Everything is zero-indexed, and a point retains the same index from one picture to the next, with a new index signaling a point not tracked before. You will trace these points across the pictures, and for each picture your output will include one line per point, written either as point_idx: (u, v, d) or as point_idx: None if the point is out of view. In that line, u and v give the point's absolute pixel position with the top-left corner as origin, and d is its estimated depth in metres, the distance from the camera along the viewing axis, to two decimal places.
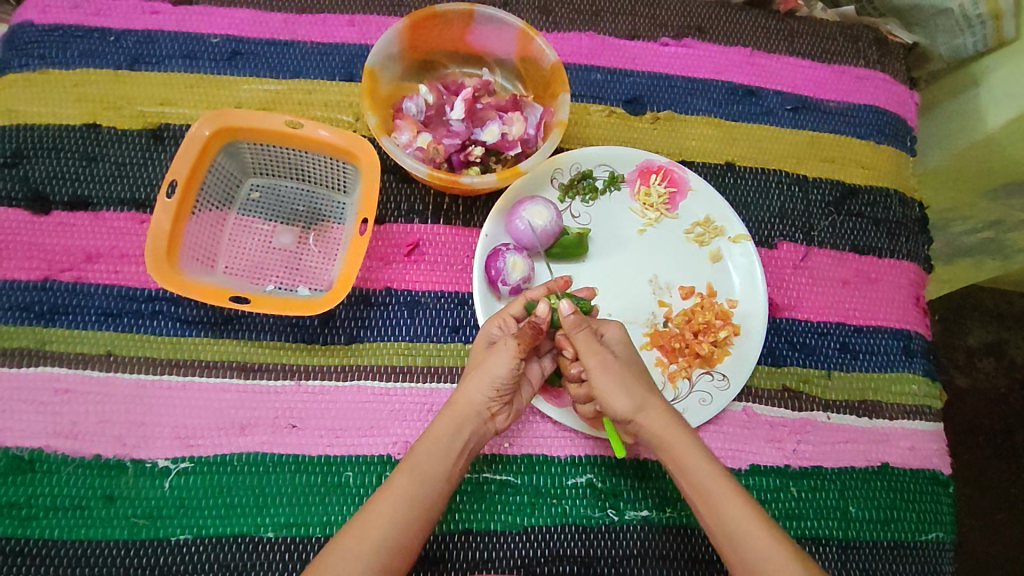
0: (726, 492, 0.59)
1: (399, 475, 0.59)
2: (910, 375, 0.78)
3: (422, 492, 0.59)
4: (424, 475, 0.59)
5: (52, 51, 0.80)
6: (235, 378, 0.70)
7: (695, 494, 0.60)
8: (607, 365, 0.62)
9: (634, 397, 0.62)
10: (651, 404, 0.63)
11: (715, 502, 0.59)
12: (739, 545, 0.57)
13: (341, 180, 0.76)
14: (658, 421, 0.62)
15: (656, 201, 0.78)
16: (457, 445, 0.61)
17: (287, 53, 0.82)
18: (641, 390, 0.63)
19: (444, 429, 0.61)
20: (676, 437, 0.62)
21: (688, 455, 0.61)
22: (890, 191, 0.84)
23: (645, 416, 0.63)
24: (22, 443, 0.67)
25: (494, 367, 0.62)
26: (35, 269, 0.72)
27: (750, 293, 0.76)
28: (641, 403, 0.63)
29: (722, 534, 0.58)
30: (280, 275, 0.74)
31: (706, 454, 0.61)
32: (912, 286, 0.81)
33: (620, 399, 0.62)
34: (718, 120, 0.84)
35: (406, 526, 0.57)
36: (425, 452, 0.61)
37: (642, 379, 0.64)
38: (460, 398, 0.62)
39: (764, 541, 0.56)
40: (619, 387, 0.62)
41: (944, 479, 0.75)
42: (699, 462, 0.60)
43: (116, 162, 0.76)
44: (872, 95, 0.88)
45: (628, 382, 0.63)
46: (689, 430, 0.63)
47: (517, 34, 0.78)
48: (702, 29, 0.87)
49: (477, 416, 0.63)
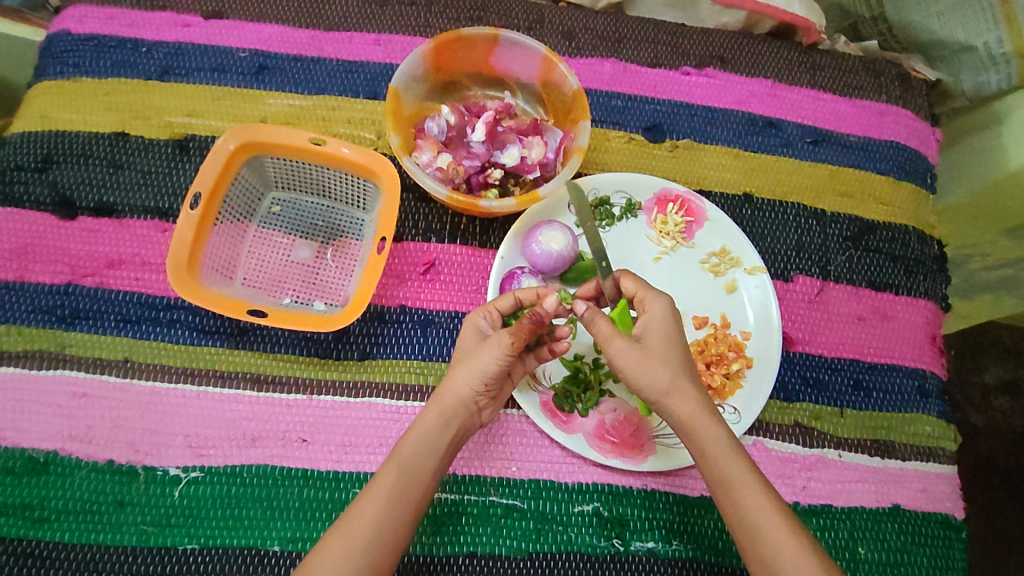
0: (752, 487, 0.57)
1: (385, 472, 0.59)
2: (923, 416, 0.77)
3: (408, 489, 0.58)
4: (410, 474, 0.59)
5: (87, 60, 0.82)
6: (249, 390, 0.71)
7: (717, 483, 0.58)
8: (631, 350, 0.59)
9: (660, 379, 0.59)
10: (679, 389, 0.59)
11: (739, 495, 0.57)
12: (757, 539, 0.56)
13: (361, 197, 0.77)
14: (686, 405, 0.59)
15: (673, 229, 0.79)
16: (444, 440, 0.61)
17: (313, 69, 0.84)
18: (670, 373, 0.59)
19: (431, 422, 0.61)
20: (701, 420, 0.59)
21: (714, 444, 0.58)
22: (908, 228, 0.84)
23: (673, 400, 0.59)
24: (39, 445, 0.68)
25: (485, 362, 0.60)
26: (59, 273, 0.73)
27: (765, 326, 0.76)
28: (669, 386, 0.59)
29: (741, 526, 0.57)
30: (296, 289, 0.75)
31: (734, 446, 0.58)
32: (928, 325, 0.81)
33: (649, 380, 0.59)
34: (738, 150, 0.85)
35: (395, 524, 0.57)
36: (413, 447, 0.60)
37: (675, 362, 0.60)
38: (448, 391, 0.61)
39: (786, 538, 0.55)
40: (650, 369, 0.59)
41: (956, 524, 0.74)
42: (726, 452, 0.58)
43: (141, 170, 0.78)
44: (893, 131, 0.88)
45: (655, 364, 0.59)
46: (719, 419, 0.59)
47: (540, 59, 0.79)
48: (724, 59, 0.88)
49: (464, 409, 0.62)
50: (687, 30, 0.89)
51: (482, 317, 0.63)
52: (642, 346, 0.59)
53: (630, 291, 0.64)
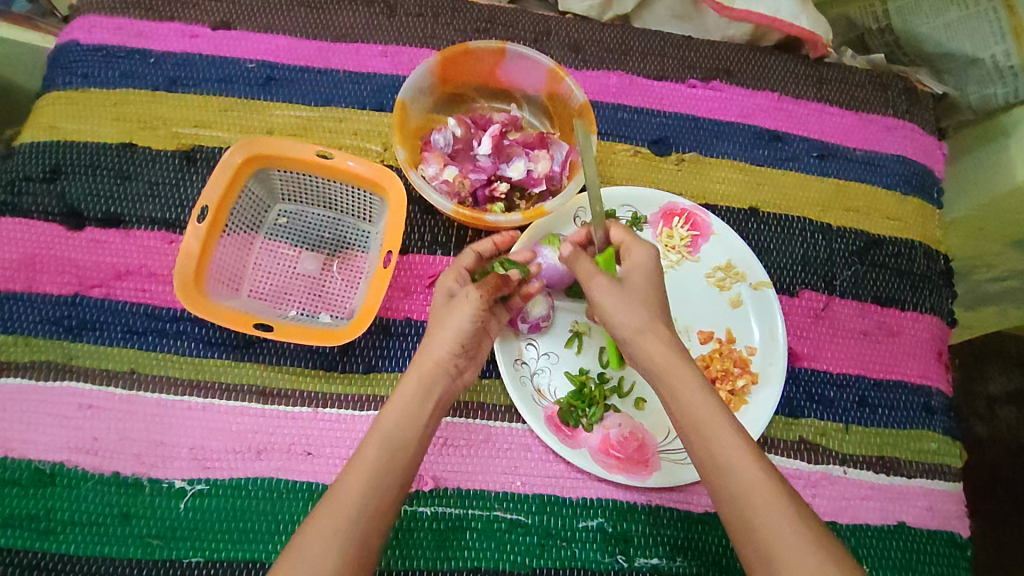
0: (724, 431, 0.57)
1: (369, 443, 0.58)
2: (929, 433, 0.77)
3: (393, 457, 0.58)
4: (395, 443, 0.58)
5: (95, 71, 0.82)
6: (254, 403, 0.71)
7: (687, 423, 0.58)
8: (611, 286, 0.62)
9: (636, 316, 0.61)
10: (654, 329, 0.61)
11: (705, 428, 0.57)
12: (725, 471, 0.55)
13: (367, 209, 0.77)
14: (658, 347, 0.60)
15: (678, 243, 0.79)
16: (426, 405, 0.61)
17: (320, 81, 0.84)
18: (647, 312, 0.61)
19: (412, 389, 0.61)
20: (672, 358, 0.60)
21: (680, 378, 0.59)
22: (914, 242, 0.84)
23: (646, 338, 0.61)
24: (45, 457, 0.68)
25: (460, 321, 0.62)
26: (67, 283, 0.74)
27: (770, 343, 0.75)
28: (644, 325, 0.61)
29: (711, 470, 0.56)
30: (302, 302, 0.75)
31: (707, 392, 0.59)
32: (934, 341, 0.81)
33: (625, 315, 0.61)
34: (744, 163, 0.85)
35: (383, 494, 0.56)
36: (395, 416, 0.60)
37: (653, 305, 0.62)
38: (426, 355, 0.62)
39: (758, 480, 0.54)
40: (627, 305, 0.61)
41: (962, 543, 0.74)
42: (698, 397, 0.58)
43: (149, 181, 0.78)
44: (900, 145, 0.88)
45: (633, 302, 0.61)
46: (692, 366, 0.60)
47: (546, 73, 0.79)
48: (730, 72, 0.88)
49: (444, 373, 0.63)
50: (694, 42, 0.89)
51: (452, 280, 0.66)
52: (622, 285, 0.62)
53: (617, 240, 0.67)
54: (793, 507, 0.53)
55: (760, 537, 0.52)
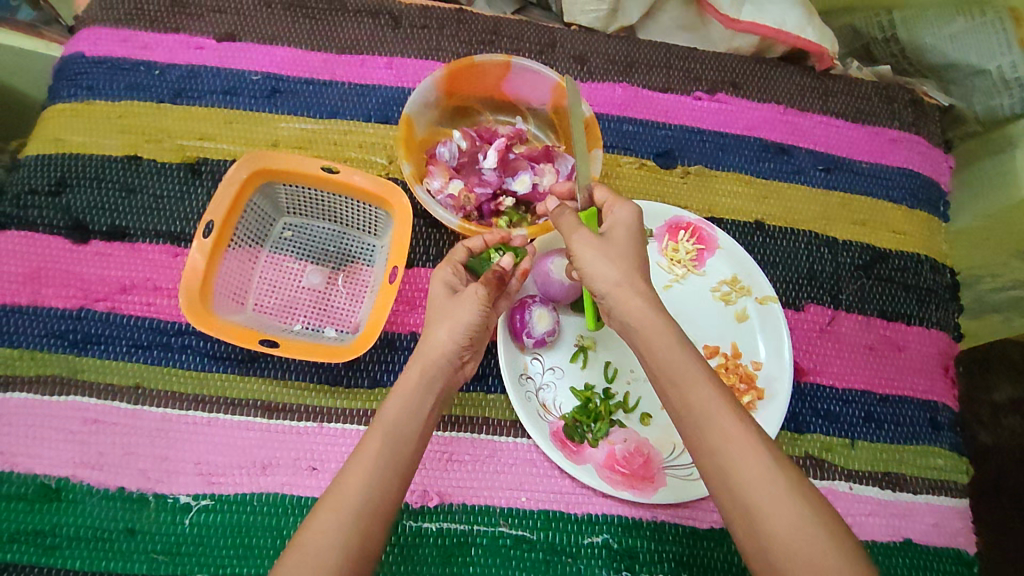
0: (700, 382, 0.53)
1: (370, 438, 0.55)
2: (935, 448, 0.77)
3: (395, 453, 0.55)
4: (398, 437, 0.56)
5: (100, 83, 0.82)
6: (260, 418, 0.71)
7: (663, 377, 0.54)
8: (591, 241, 0.58)
9: (614, 270, 0.57)
10: (632, 283, 0.57)
11: (682, 381, 0.53)
12: (703, 423, 0.52)
13: (372, 223, 0.77)
14: (636, 300, 0.56)
15: (683, 257, 0.79)
16: (429, 398, 0.59)
17: (325, 93, 0.84)
18: (626, 266, 0.57)
19: (414, 381, 0.59)
20: (651, 312, 0.56)
21: (658, 332, 0.55)
22: (921, 256, 0.83)
23: (624, 292, 0.57)
24: (50, 472, 0.68)
25: (464, 315, 0.61)
26: (72, 297, 0.74)
27: (777, 358, 0.75)
28: (623, 279, 0.57)
29: (686, 420, 0.53)
30: (307, 316, 0.75)
31: (683, 342, 0.55)
32: (941, 355, 0.80)
33: (605, 269, 0.57)
34: (749, 176, 0.84)
35: (386, 491, 0.54)
36: (397, 409, 0.57)
37: (633, 261, 0.59)
38: (430, 349, 0.60)
39: (736, 431, 0.51)
40: (609, 258, 0.58)
41: (969, 560, 0.74)
42: (674, 349, 0.54)
43: (154, 194, 0.78)
44: (906, 158, 0.87)
45: (614, 256, 0.58)
46: (668, 316, 0.56)
47: (552, 86, 0.79)
48: (736, 84, 0.88)
49: (447, 367, 0.60)
50: (699, 55, 0.89)
51: (450, 274, 0.65)
52: (604, 240, 0.59)
53: (601, 201, 0.64)
54: (773, 458, 0.50)
55: (735, 488, 0.50)
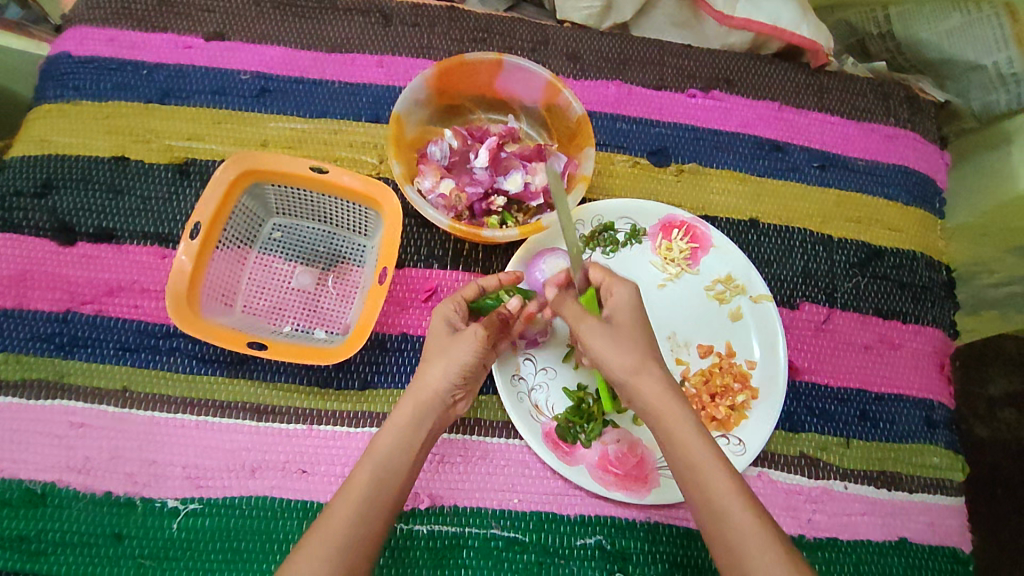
0: (717, 472, 0.55)
1: (359, 472, 0.57)
2: (931, 447, 0.76)
3: (382, 489, 0.56)
4: (388, 472, 0.57)
5: (87, 83, 0.81)
6: (248, 420, 0.70)
7: (684, 468, 0.57)
8: (599, 329, 0.60)
9: (629, 358, 0.58)
10: (648, 369, 0.58)
11: (700, 472, 0.56)
12: (720, 516, 0.54)
13: (362, 224, 0.76)
14: (654, 388, 0.58)
15: (677, 256, 0.78)
16: (419, 435, 0.59)
17: (315, 92, 0.83)
18: (638, 352, 0.59)
19: (407, 417, 0.59)
20: (668, 400, 0.58)
21: (680, 422, 0.57)
22: (916, 254, 0.83)
23: (641, 380, 0.58)
24: (35, 477, 0.67)
25: (460, 354, 0.60)
26: (58, 300, 0.73)
27: (771, 357, 0.74)
28: (639, 366, 0.58)
29: (705, 513, 0.55)
30: (297, 317, 0.74)
31: (700, 430, 0.57)
32: (936, 353, 0.80)
33: (619, 357, 0.59)
34: (743, 174, 0.84)
35: (372, 526, 0.55)
36: (388, 445, 0.58)
37: (645, 345, 0.60)
38: (424, 385, 0.60)
39: (751, 526, 0.53)
40: (620, 345, 0.59)
41: (964, 558, 0.73)
42: (691, 438, 0.57)
43: (141, 196, 0.77)
44: (901, 154, 0.87)
45: (625, 343, 0.59)
46: (685, 403, 0.58)
47: (544, 84, 0.78)
48: (730, 81, 0.87)
49: (439, 403, 0.60)
50: (693, 52, 0.88)
51: (452, 310, 0.63)
52: (612, 326, 0.60)
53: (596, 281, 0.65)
54: (787, 553, 0.52)
55: None
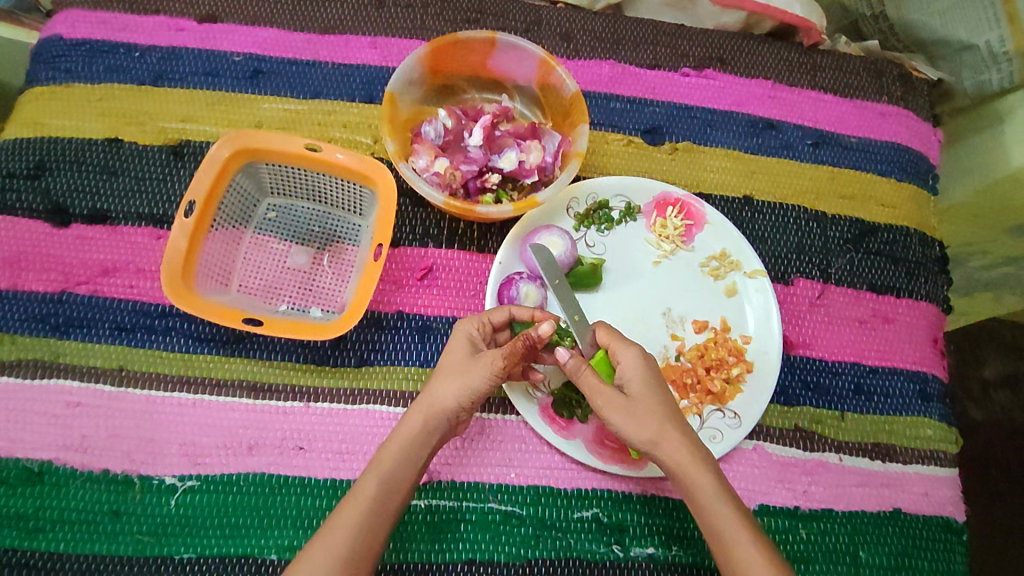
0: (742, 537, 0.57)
1: (366, 483, 0.59)
2: (925, 419, 0.77)
3: (386, 501, 0.58)
4: (393, 483, 0.59)
5: (79, 65, 0.81)
6: (246, 398, 0.70)
7: (709, 532, 0.58)
8: (615, 401, 0.60)
9: (647, 430, 0.60)
10: (667, 436, 0.60)
11: (724, 536, 0.57)
12: None
13: (357, 203, 0.76)
14: (676, 455, 0.60)
15: (672, 233, 0.78)
16: (425, 449, 0.61)
17: (309, 73, 0.83)
18: (655, 422, 0.60)
19: (414, 430, 0.61)
20: (690, 464, 0.59)
21: (702, 487, 0.59)
22: (909, 230, 0.83)
23: (661, 449, 0.60)
24: (33, 455, 0.67)
25: (473, 378, 0.60)
26: (53, 281, 0.73)
27: (765, 331, 0.75)
28: (659, 436, 0.60)
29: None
30: (292, 296, 0.74)
31: (725, 496, 0.59)
32: (930, 328, 0.80)
33: (636, 430, 0.60)
34: (737, 151, 0.84)
35: (373, 533, 0.57)
36: (394, 458, 0.60)
37: (660, 412, 0.61)
38: (432, 401, 0.61)
39: None
40: (636, 417, 0.60)
41: (958, 527, 0.74)
42: (716, 501, 0.58)
43: (136, 177, 0.77)
44: (894, 132, 0.87)
45: (641, 415, 0.60)
46: (708, 465, 0.60)
47: (538, 63, 0.78)
48: (723, 60, 0.87)
49: (445, 420, 0.61)
50: (686, 31, 0.88)
51: (474, 329, 0.64)
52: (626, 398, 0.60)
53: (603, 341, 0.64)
54: None
55: None
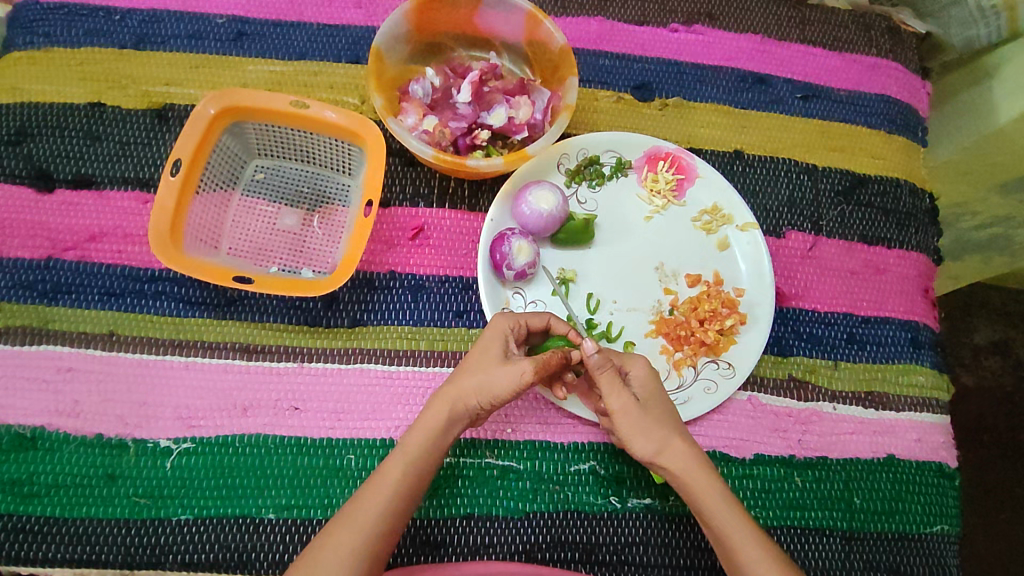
0: (747, 543, 0.58)
1: (391, 468, 0.59)
2: (917, 367, 0.77)
3: (407, 490, 0.58)
4: (412, 473, 0.59)
5: (57, 30, 0.79)
6: (239, 360, 0.70)
7: (716, 537, 0.59)
8: (629, 409, 0.60)
9: (653, 440, 0.60)
10: (671, 445, 0.60)
11: (731, 543, 0.58)
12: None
13: (346, 162, 0.75)
14: (681, 463, 0.60)
15: (664, 187, 0.77)
16: (445, 442, 0.61)
17: (294, 34, 0.81)
18: (660, 431, 0.60)
19: (436, 423, 0.60)
20: (695, 473, 0.60)
21: (708, 496, 0.59)
22: (900, 180, 0.83)
23: (665, 458, 0.60)
24: (24, 421, 0.67)
25: (496, 383, 0.60)
26: (39, 247, 0.72)
27: (757, 282, 0.75)
28: (662, 446, 0.60)
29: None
30: (282, 258, 0.74)
31: (729, 501, 0.59)
32: (921, 279, 0.81)
33: (643, 441, 0.60)
34: (727, 107, 0.83)
35: (392, 521, 0.57)
36: (418, 448, 0.59)
37: (665, 420, 0.61)
38: (454, 394, 0.60)
39: None
40: (642, 430, 0.60)
41: (950, 472, 0.75)
42: (721, 507, 0.59)
43: (119, 141, 0.76)
44: (884, 84, 0.87)
45: (649, 426, 0.60)
46: (711, 472, 0.60)
47: (525, 18, 0.77)
48: (712, 15, 0.86)
49: (467, 415, 0.61)
50: None
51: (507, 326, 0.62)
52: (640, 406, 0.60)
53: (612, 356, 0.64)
54: None
55: None
